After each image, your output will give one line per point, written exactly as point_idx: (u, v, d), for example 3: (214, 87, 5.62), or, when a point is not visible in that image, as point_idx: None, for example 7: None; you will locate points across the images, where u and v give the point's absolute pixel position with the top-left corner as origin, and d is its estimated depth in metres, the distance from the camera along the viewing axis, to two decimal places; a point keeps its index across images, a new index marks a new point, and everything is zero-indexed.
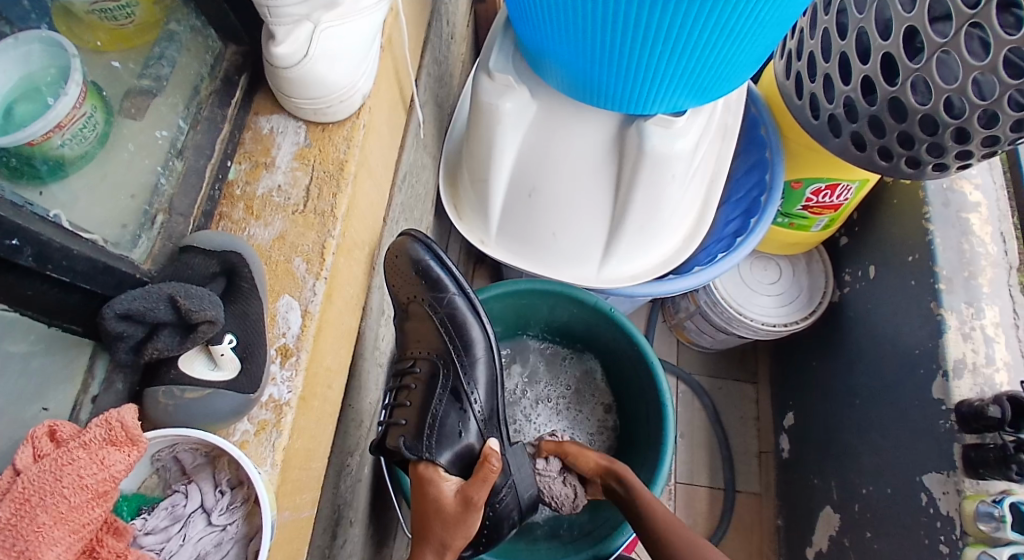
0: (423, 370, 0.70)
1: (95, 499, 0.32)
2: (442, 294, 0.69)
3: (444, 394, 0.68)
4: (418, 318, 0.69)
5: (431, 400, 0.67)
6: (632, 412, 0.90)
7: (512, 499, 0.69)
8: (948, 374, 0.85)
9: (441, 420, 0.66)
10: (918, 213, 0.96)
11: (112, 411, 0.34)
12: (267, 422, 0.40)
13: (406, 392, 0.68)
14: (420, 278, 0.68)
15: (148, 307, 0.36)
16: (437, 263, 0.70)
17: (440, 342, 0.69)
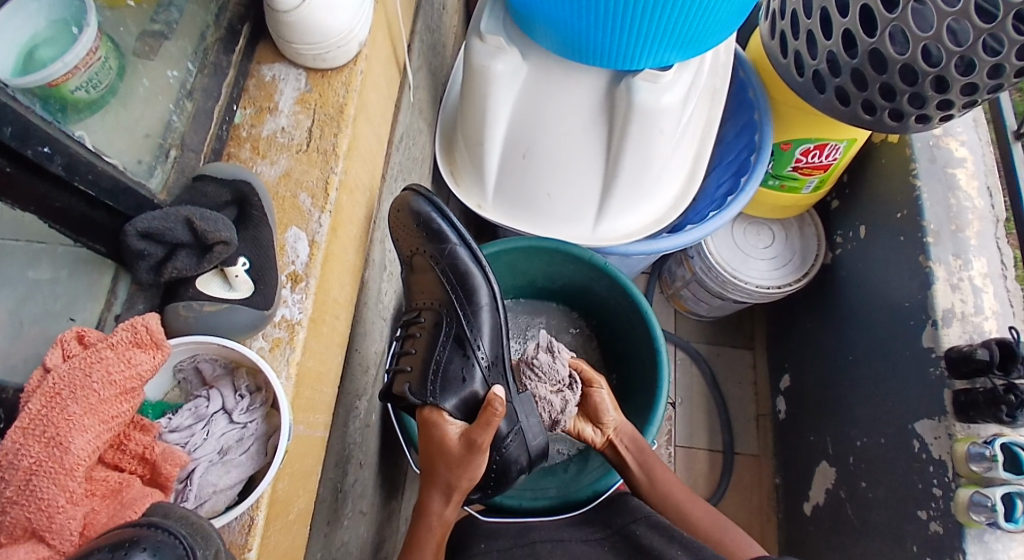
0: (428, 320, 0.70)
1: (122, 395, 0.34)
2: (444, 245, 0.68)
3: (450, 343, 0.68)
4: (421, 270, 0.69)
5: (437, 348, 0.68)
6: (630, 368, 0.92)
7: (520, 445, 0.66)
8: (937, 323, 0.84)
9: (445, 369, 0.66)
10: (904, 169, 0.93)
11: (138, 318, 0.36)
12: (281, 339, 0.43)
13: (413, 341, 0.69)
14: (421, 230, 0.68)
15: (167, 227, 0.38)
16: (442, 216, 0.69)
17: (445, 292, 0.69)
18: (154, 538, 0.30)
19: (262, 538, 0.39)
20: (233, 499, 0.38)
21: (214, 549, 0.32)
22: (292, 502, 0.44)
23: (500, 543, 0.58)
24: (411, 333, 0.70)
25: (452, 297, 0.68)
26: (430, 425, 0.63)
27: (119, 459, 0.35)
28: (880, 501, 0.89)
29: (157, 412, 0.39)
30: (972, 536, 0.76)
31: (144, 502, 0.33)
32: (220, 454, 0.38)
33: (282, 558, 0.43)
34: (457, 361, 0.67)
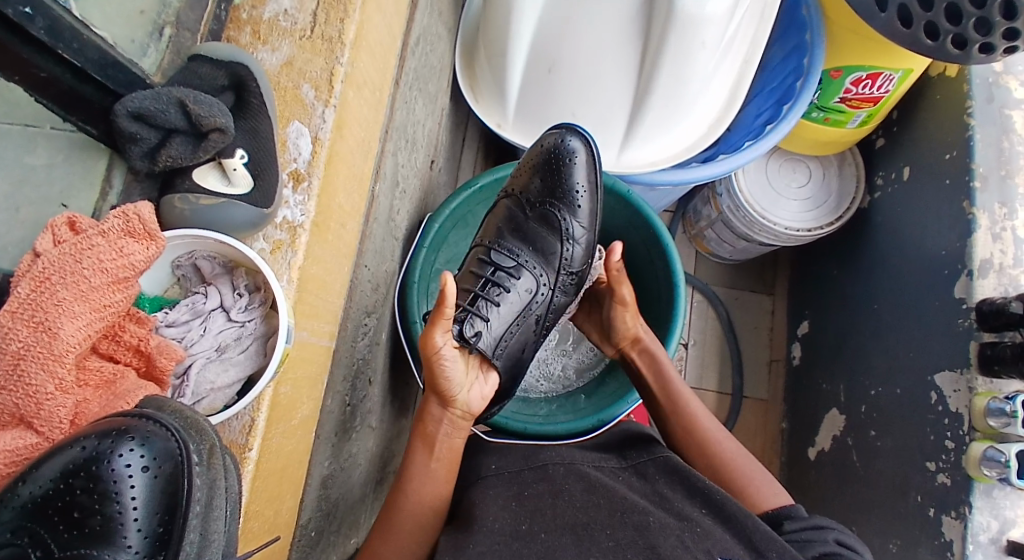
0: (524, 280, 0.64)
1: (114, 285, 0.32)
2: (569, 219, 0.66)
3: (532, 313, 0.64)
4: (537, 223, 0.67)
5: (522, 308, 0.63)
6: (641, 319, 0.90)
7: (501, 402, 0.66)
8: (972, 273, 0.79)
9: (517, 333, 0.63)
10: (959, 108, 0.85)
11: (130, 206, 0.33)
12: (282, 241, 0.40)
13: (500, 288, 0.63)
14: (558, 187, 0.67)
15: (159, 110, 0.35)
16: (580, 179, 0.67)
17: (550, 253, 0.66)
18: (145, 428, 0.29)
19: (263, 439, 0.38)
20: (232, 398, 0.37)
21: (207, 443, 0.31)
22: (296, 408, 0.44)
23: (512, 465, 0.55)
24: (497, 276, 0.63)
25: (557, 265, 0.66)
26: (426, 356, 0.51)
27: (114, 351, 0.34)
28: (888, 450, 0.88)
29: (154, 306, 0.38)
30: (980, 491, 0.73)
31: (138, 394, 0.33)
32: (218, 352, 0.37)
33: (283, 463, 0.43)
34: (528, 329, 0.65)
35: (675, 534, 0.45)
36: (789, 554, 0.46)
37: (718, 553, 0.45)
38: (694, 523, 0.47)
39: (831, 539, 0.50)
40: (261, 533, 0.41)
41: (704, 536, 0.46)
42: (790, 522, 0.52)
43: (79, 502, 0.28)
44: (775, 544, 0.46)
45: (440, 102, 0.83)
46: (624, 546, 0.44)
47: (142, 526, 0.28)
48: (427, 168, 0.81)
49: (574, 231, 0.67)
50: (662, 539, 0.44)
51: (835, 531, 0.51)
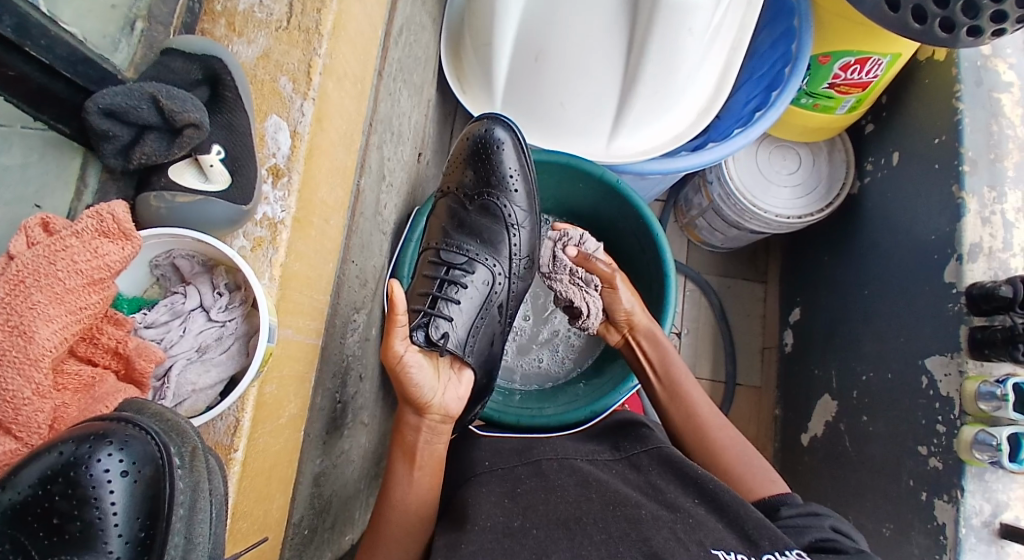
0: (481, 275, 0.65)
1: (90, 286, 0.31)
2: (508, 206, 0.68)
3: (492, 307, 0.66)
4: (479, 214, 0.67)
5: (481, 301, 0.64)
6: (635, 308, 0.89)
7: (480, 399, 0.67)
8: (962, 258, 0.79)
9: (481, 327, 0.64)
10: (947, 92, 0.85)
11: (103, 205, 0.32)
12: (263, 239, 0.40)
13: (457, 286, 0.63)
14: (491, 175, 0.68)
15: (131, 106, 0.34)
16: (509, 162, 0.68)
17: (496, 242, 0.67)
18: (124, 432, 0.28)
19: (249, 439, 0.38)
20: (215, 399, 0.36)
21: (190, 445, 0.30)
22: (282, 406, 0.43)
23: (504, 462, 0.55)
24: (455, 275, 0.64)
25: (505, 252, 0.67)
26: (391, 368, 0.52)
27: (92, 353, 0.33)
28: (880, 435, 0.89)
29: (133, 307, 0.37)
30: (972, 475, 0.74)
31: (117, 397, 0.32)
32: (198, 353, 0.36)
33: (271, 462, 0.43)
34: (493, 322, 0.66)
35: (666, 526, 0.45)
36: (782, 541, 0.45)
37: (711, 544, 0.43)
38: (686, 514, 0.47)
39: (827, 526, 0.49)
40: (251, 534, 0.41)
41: (696, 527, 0.45)
42: (787, 509, 0.52)
43: (59, 508, 0.27)
44: (769, 532, 0.45)
45: (426, 94, 0.82)
46: (616, 538, 0.43)
47: (123, 532, 0.27)
48: (414, 162, 0.80)
49: (513, 215, 0.68)
50: (653, 530, 0.44)
51: (832, 518, 0.50)
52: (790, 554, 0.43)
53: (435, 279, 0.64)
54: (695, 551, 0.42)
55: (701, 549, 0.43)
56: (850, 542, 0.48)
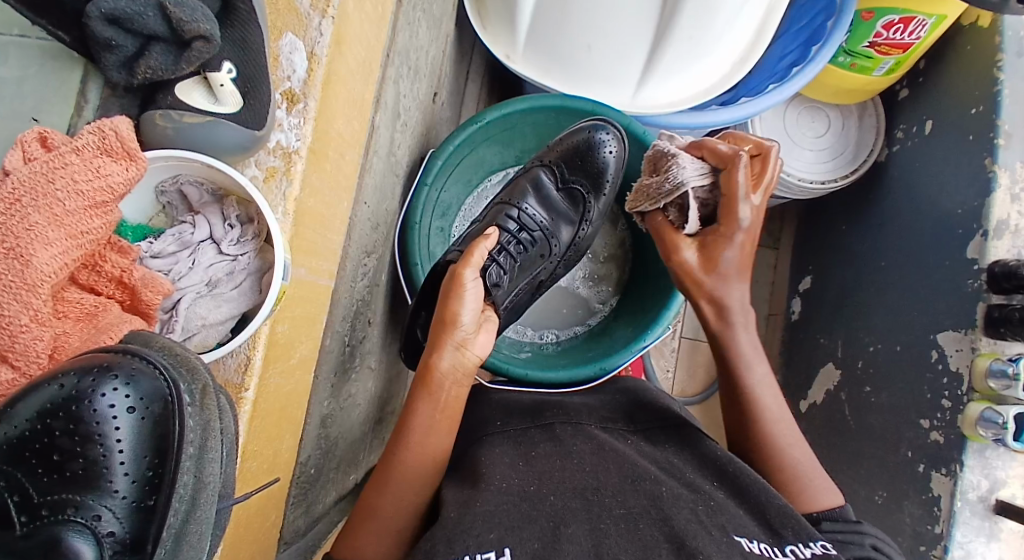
0: (534, 244, 0.72)
1: (93, 209, 0.29)
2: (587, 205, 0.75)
3: (536, 276, 0.72)
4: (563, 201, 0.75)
5: (534, 267, 0.72)
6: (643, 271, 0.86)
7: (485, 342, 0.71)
8: (988, 234, 0.77)
9: (524, 287, 0.70)
10: (988, 60, 0.80)
11: (104, 120, 0.30)
12: (276, 169, 0.37)
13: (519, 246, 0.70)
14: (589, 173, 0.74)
15: (135, 13, 0.30)
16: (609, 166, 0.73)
17: (562, 225, 0.75)
18: (130, 366, 0.27)
19: (260, 379, 0.36)
20: (226, 335, 0.34)
21: (200, 383, 0.28)
22: (294, 347, 0.42)
23: (517, 423, 0.56)
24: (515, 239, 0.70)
25: (565, 238, 0.75)
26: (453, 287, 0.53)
27: (95, 282, 0.31)
28: (882, 407, 0.89)
29: (138, 236, 0.34)
30: (973, 451, 0.74)
31: (122, 329, 0.30)
32: (208, 287, 0.34)
33: (282, 402, 0.41)
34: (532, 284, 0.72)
35: (688, 506, 0.43)
36: (806, 531, 0.44)
37: (733, 530, 0.42)
38: (707, 496, 0.46)
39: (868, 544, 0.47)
40: (260, 474, 0.40)
41: (718, 511, 0.44)
42: (827, 523, 0.49)
43: (60, 445, 0.26)
44: (793, 523, 0.44)
45: (445, 28, 0.77)
46: (637, 514, 0.42)
47: (129, 471, 0.26)
48: (429, 101, 0.76)
49: (590, 213, 0.76)
50: (676, 509, 0.43)
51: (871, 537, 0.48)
52: (815, 546, 0.42)
53: (505, 233, 0.69)
54: (718, 535, 0.41)
55: (723, 534, 0.41)
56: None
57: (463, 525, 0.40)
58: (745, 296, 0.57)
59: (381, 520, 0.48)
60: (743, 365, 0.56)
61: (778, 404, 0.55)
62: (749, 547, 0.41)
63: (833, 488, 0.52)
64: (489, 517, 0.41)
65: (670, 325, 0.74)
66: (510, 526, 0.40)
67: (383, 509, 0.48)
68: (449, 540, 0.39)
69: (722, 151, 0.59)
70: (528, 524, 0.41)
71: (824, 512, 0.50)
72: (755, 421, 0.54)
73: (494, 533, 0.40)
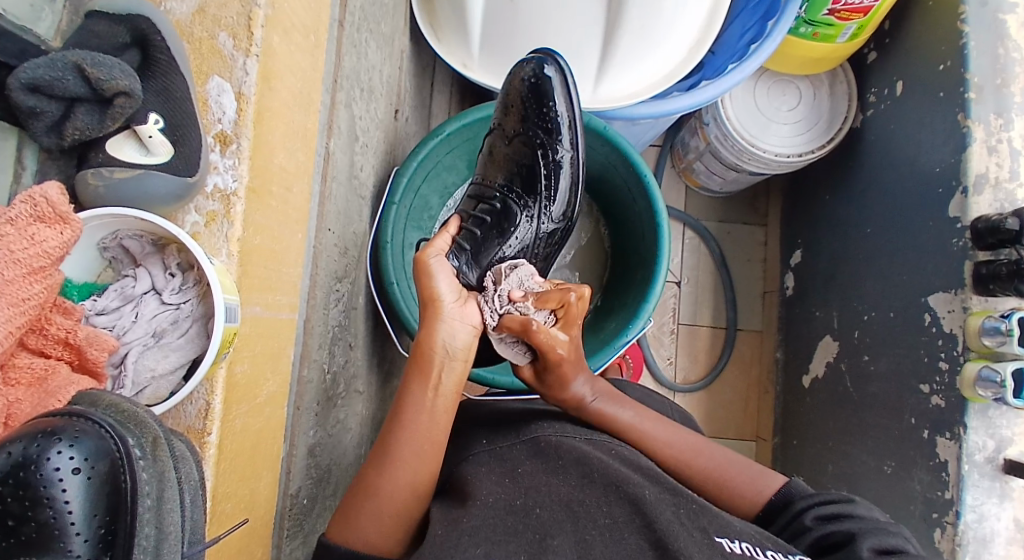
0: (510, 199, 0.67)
1: (32, 275, 0.30)
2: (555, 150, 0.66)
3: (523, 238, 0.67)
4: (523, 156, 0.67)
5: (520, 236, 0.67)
6: (625, 268, 0.85)
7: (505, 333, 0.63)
8: (968, 190, 0.76)
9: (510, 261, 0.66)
10: (951, 14, 0.79)
11: (35, 188, 0.30)
12: (216, 213, 0.37)
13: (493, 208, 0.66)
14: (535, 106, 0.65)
15: (54, 77, 0.31)
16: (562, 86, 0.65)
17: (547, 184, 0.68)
18: (74, 428, 0.27)
19: (223, 422, 0.37)
20: (178, 384, 0.35)
21: (151, 435, 0.30)
22: (259, 384, 0.42)
23: (501, 439, 0.54)
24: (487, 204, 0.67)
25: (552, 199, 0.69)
26: (417, 269, 0.51)
27: (43, 345, 0.31)
28: (881, 374, 0.88)
29: (84, 294, 0.35)
30: (975, 411, 0.74)
31: (69, 390, 0.30)
32: (154, 338, 0.34)
33: (252, 442, 0.42)
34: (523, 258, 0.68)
35: (670, 509, 0.44)
36: (786, 546, 0.43)
37: (714, 532, 0.43)
38: (688, 499, 0.46)
39: (809, 522, 0.49)
40: (235, 514, 0.40)
41: (700, 513, 0.44)
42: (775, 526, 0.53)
43: (10, 509, 0.25)
44: (775, 535, 0.45)
45: (397, 45, 0.77)
46: (622, 524, 0.43)
47: (82, 531, 0.26)
48: (391, 120, 0.77)
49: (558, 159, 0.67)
50: (659, 511, 0.43)
51: (812, 510, 0.50)
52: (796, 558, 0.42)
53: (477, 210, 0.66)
54: (700, 537, 0.41)
55: (705, 536, 0.42)
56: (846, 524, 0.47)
57: (452, 543, 0.40)
58: (591, 385, 0.61)
59: (382, 504, 0.47)
60: (610, 417, 0.60)
61: (669, 431, 0.60)
62: (730, 547, 0.41)
63: (768, 469, 0.58)
64: (476, 533, 0.42)
65: (650, 317, 0.74)
66: (497, 541, 0.41)
67: (384, 494, 0.47)
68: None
69: (558, 341, 0.56)
70: (514, 537, 0.42)
71: (770, 503, 0.54)
72: (652, 451, 0.59)
73: (482, 549, 0.40)
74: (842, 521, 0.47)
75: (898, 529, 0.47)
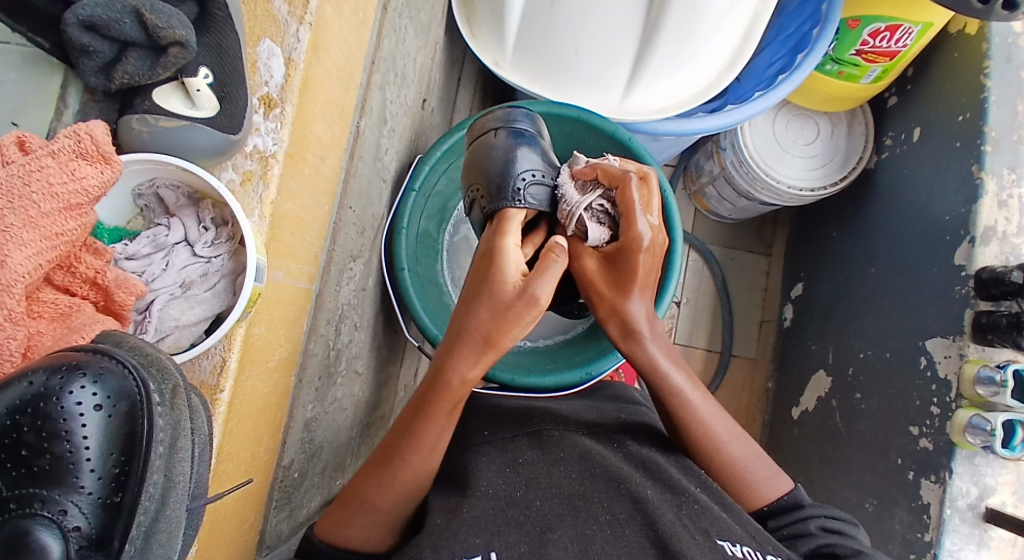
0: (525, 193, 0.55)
1: (68, 212, 0.29)
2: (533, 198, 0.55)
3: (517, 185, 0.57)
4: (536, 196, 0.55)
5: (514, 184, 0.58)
6: None
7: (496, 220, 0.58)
8: (975, 240, 0.77)
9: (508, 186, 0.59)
10: (974, 68, 0.81)
11: (81, 124, 0.30)
12: (253, 173, 0.37)
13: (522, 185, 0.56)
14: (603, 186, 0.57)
15: (112, 19, 0.31)
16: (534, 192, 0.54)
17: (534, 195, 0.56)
18: (98, 365, 0.27)
19: (236, 380, 0.37)
20: (199, 336, 0.35)
21: (171, 383, 0.29)
22: (271, 350, 0.42)
23: (505, 432, 0.54)
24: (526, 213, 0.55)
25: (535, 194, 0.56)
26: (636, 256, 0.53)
27: (69, 283, 0.31)
28: (872, 413, 0.89)
29: (114, 238, 0.35)
30: (962, 458, 0.74)
31: (93, 329, 0.30)
32: (182, 289, 0.34)
33: (259, 406, 0.42)
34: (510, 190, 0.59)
35: (672, 510, 0.44)
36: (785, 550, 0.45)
37: (716, 534, 0.43)
38: (690, 499, 0.46)
39: (813, 528, 0.50)
40: (237, 475, 0.41)
41: (702, 514, 0.45)
42: (773, 520, 0.53)
43: (26, 440, 0.26)
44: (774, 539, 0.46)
45: (433, 35, 0.77)
46: (623, 519, 0.43)
47: (96, 468, 0.26)
48: (418, 108, 0.77)
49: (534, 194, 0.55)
50: (660, 512, 0.43)
51: (815, 518, 0.52)
52: None
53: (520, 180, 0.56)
54: (701, 539, 0.42)
55: (707, 538, 0.42)
56: (846, 542, 0.49)
57: (451, 532, 0.41)
58: (649, 308, 0.54)
59: (373, 513, 0.46)
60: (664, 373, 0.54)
61: (713, 408, 0.55)
62: (732, 550, 0.42)
63: (782, 471, 0.56)
64: (475, 522, 0.42)
65: None
66: (495, 531, 0.41)
67: (379, 505, 0.46)
68: (437, 546, 0.40)
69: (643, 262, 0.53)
70: (515, 528, 0.42)
71: (776, 503, 0.53)
72: (689, 428, 0.54)
73: (480, 538, 0.41)
74: (842, 537, 0.50)
75: None
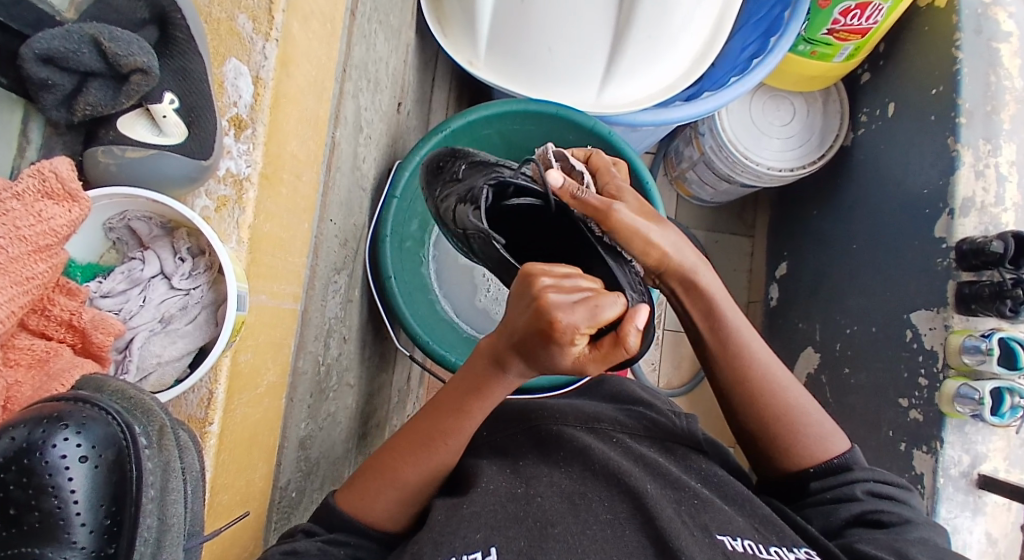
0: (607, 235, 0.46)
1: (37, 254, 0.28)
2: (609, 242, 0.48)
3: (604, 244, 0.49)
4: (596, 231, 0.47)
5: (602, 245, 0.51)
6: None
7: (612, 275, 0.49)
8: (954, 212, 0.78)
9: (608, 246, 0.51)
10: (945, 42, 0.81)
11: (45, 162, 0.29)
12: (228, 198, 0.36)
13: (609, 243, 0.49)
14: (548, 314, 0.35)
15: (71, 50, 0.29)
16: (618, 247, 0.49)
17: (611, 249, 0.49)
18: (81, 413, 0.26)
19: (224, 411, 0.36)
20: (184, 371, 0.34)
21: (157, 423, 0.29)
22: (260, 374, 0.42)
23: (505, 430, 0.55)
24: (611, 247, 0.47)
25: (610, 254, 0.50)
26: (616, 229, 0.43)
27: (45, 327, 0.30)
28: (862, 388, 0.90)
29: (87, 276, 0.34)
30: (952, 427, 0.75)
31: (73, 374, 0.29)
32: (162, 324, 0.33)
33: (251, 431, 0.41)
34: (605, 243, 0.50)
35: (671, 506, 0.44)
36: (790, 537, 0.45)
37: (715, 529, 0.43)
38: (690, 494, 0.47)
39: (858, 493, 0.48)
40: (232, 505, 0.40)
41: (701, 510, 0.45)
42: (816, 482, 0.50)
43: (14, 497, 0.24)
44: (777, 528, 0.45)
45: (404, 38, 0.76)
46: (623, 519, 0.43)
47: (86, 520, 0.25)
48: (393, 112, 0.76)
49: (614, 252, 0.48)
50: (660, 507, 0.43)
51: (863, 482, 0.49)
52: (799, 551, 0.43)
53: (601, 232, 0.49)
54: (700, 536, 0.42)
55: (706, 534, 0.42)
56: (894, 508, 0.47)
57: (452, 527, 0.41)
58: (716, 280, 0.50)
59: (401, 490, 0.47)
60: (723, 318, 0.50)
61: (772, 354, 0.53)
62: (731, 544, 0.42)
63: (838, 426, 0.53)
64: (475, 518, 0.42)
65: None
66: (497, 526, 0.42)
67: (409, 482, 0.47)
68: (437, 542, 0.40)
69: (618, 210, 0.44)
70: (515, 523, 0.42)
71: (824, 464, 0.50)
72: (750, 378, 0.51)
73: (480, 533, 0.41)
74: (890, 503, 0.48)
75: (938, 525, 0.48)
